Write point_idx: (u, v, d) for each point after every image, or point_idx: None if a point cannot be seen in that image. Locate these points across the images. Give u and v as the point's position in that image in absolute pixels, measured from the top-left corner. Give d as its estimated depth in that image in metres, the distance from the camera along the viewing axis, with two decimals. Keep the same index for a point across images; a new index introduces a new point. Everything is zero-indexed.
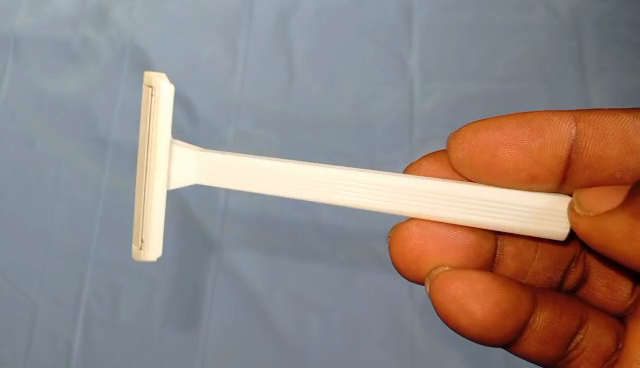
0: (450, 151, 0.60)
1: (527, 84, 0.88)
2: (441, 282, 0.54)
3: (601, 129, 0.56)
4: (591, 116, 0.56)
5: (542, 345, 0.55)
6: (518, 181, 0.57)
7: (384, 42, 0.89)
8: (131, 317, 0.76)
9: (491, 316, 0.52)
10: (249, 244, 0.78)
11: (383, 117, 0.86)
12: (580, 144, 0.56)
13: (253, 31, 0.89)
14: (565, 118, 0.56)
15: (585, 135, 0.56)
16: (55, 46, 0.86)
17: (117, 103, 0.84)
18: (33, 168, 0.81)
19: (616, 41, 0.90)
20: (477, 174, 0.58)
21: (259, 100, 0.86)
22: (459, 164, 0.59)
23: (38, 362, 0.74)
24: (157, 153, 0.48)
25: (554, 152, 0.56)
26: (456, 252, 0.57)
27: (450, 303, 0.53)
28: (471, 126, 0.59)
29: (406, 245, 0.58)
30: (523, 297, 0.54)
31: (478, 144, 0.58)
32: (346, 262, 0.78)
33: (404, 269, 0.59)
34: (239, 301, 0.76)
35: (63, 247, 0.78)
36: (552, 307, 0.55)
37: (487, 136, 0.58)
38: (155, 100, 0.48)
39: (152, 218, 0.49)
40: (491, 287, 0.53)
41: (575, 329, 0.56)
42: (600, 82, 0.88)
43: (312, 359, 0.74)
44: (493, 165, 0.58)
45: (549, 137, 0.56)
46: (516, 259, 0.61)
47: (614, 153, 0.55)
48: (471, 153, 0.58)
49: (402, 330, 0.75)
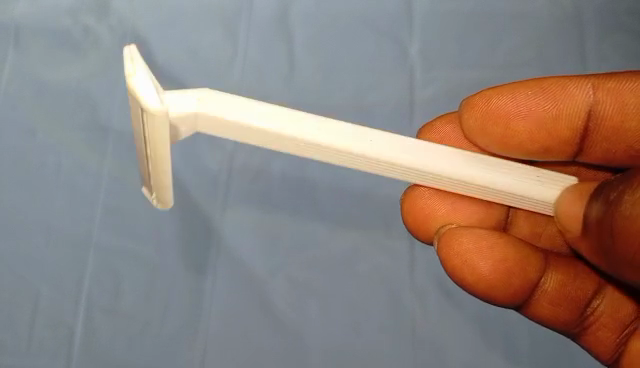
0: (464, 121, 0.64)
1: (526, 71, 0.88)
2: (448, 241, 0.62)
3: (619, 97, 0.62)
4: (609, 83, 0.62)
5: (554, 307, 0.63)
6: (533, 152, 0.64)
7: (385, 28, 0.89)
8: (132, 302, 0.76)
9: (496, 273, 0.61)
10: (250, 230, 0.78)
11: (383, 104, 0.86)
12: (596, 111, 0.62)
13: (253, 18, 0.89)
14: (584, 88, 0.62)
15: (603, 103, 0.62)
16: (56, 34, 0.86)
17: (118, 91, 0.84)
18: (34, 155, 0.81)
19: (616, 28, 0.90)
20: (492, 143, 0.63)
21: (259, 87, 0.86)
22: (474, 134, 0.64)
23: (38, 348, 0.74)
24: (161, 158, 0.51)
25: (568, 120, 0.63)
26: (466, 212, 0.65)
27: (454, 258, 0.61)
28: (484, 94, 0.64)
29: (418, 204, 0.65)
30: (531, 258, 0.62)
31: (493, 112, 0.63)
32: (347, 247, 0.78)
33: (414, 228, 0.67)
34: (241, 286, 0.76)
35: (64, 232, 0.78)
36: (565, 270, 0.64)
37: (503, 104, 0.63)
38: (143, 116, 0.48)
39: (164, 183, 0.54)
40: (494, 245, 0.61)
41: (593, 296, 0.64)
42: (600, 68, 0.88)
43: (313, 343, 0.75)
44: (510, 135, 0.63)
45: (565, 105, 0.63)
46: (531, 222, 0.68)
47: (634, 124, 0.61)
48: (484, 123, 0.63)
49: (402, 315, 0.76)
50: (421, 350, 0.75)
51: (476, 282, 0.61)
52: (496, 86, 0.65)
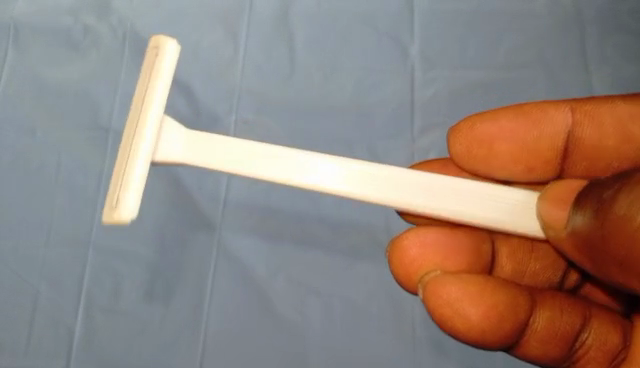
0: (450, 146, 0.65)
1: (527, 72, 0.88)
2: (433, 288, 0.56)
3: (596, 118, 0.62)
4: (587, 106, 0.63)
5: (544, 346, 0.58)
6: (516, 174, 0.64)
7: (386, 28, 0.89)
8: (132, 302, 0.76)
9: (487, 319, 0.55)
10: (250, 231, 0.78)
11: (384, 104, 0.86)
12: (576, 132, 0.63)
13: (254, 18, 0.89)
14: (563, 111, 0.63)
15: (582, 124, 0.63)
16: (55, 32, 0.86)
17: (118, 91, 0.84)
18: (34, 154, 0.81)
19: (617, 28, 0.90)
20: (475, 166, 0.64)
21: (260, 86, 0.86)
22: (461, 158, 0.64)
23: (37, 348, 0.74)
24: (144, 121, 0.54)
25: (550, 142, 0.63)
26: (454, 257, 0.60)
27: (443, 308, 0.55)
28: (466, 120, 0.64)
29: (406, 255, 0.60)
30: (519, 299, 0.56)
31: (478, 137, 0.63)
32: (347, 247, 0.78)
33: (400, 279, 0.62)
34: (241, 286, 0.76)
35: (64, 232, 0.78)
36: (553, 306, 0.59)
37: (485, 128, 0.63)
38: (158, 59, 0.56)
39: (129, 172, 0.53)
40: (483, 289, 0.56)
41: (580, 327, 0.59)
42: (601, 69, 0.88)
43: (312, 343, 0.75)
44: (494, 156, 0.64)
45: (546, 128, 0.63)
46: (511, 259, 0.66)
47: (610, 142, 0.62)
48: (469, 147, 0.64)
49: (402, 317, 0.76)
50: (422, 352, 0.75)
51: (467, 331, 0.55)
52: (480, 111, 0.65)
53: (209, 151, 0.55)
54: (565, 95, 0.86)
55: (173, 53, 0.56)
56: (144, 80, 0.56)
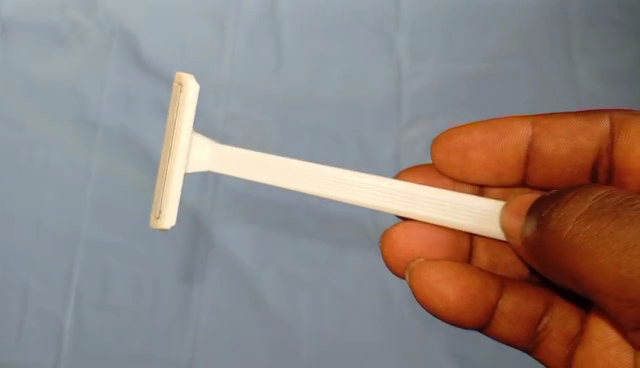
0: (432, 154, 0.72)
1: (514, 64, 0.88)
2: None
3: (553, 132, 0.68)
4: (545, 120, 0.69)
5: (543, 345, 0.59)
6: (486, 178, 0.72)
7: (373, 21, 0.89)
8: (122, 297, 0.76)
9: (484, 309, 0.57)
10: (239, 223, 0.79)
11: (372, 97, 0.86)
12: (536, 143, 0.69)
13: (241, 11, 0.89)
14: (524, 124, 0.69)
15: (540, 136, 0.69)
16: (44, 29, 0.86)
17: (107, 86, 0.85)
18: (23, 150, 0.81)
19: (602, 20, 0.91)
20: (453, 171, 0.72)
21: (248, 81, 0.86)
22: (441, 166, 0.72)
23: (29, 343, 0.74)
24: (177, 145, 0.60)
25: (513, 151, 0.70)
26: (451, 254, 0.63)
27: None
28: (446, 132, 0.72)
29: None
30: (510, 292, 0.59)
31: (454, 147, 0.71)
32: (336, 239, 0.79)
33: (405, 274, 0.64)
34: (231, 279, 0.77)
35: (54, 227, 0.78)
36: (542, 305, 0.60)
37: (460, 139, 0.71)
38: (182, 96, 0.60)
39: (170, 189, 0.60)
40: None
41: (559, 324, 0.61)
42: (586, 61, 0.89)
43: (301, 335, 0.75)
44: (467, 163, 0.71)
45: (510, 140, 0.70)
46: None
47: (563, 153, 0.68)
48: (449, 155, 0.71)
49: (390, 308, 0.77)
50: (409, 342, 0.76)
51: None
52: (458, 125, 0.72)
53: (226, 163, 0.64)
54: (549, 87, 0.87)
55: (194, 89, 0.61)
56: (171, 110, 0.61)
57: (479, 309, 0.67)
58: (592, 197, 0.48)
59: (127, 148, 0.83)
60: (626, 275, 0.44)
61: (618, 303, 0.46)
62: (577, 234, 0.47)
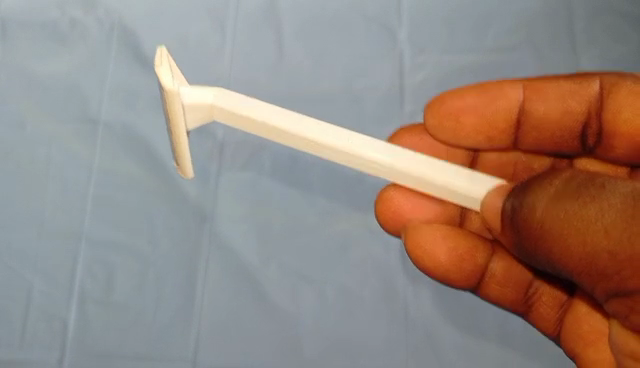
0: (424, 118, 0.71)
1: (517, 55, 0.88)
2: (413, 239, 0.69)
3: (543, 93, 0.68)
4: (536, 83, 0.68)
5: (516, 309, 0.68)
6: (477, 141, 0.71)
7: (375, 14, 0.89)
8: (125, 295, 0.76)
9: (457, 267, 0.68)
10: (242, 219, 0.78)
11: (374, 90, 0.86)
12: (527, 106, 0.69)
13: (241, 6, 0.89)
14: (515, 86, 0.69)
15: (530, 99, 0.68)
16: (42, 26, 0.86)
17: (107, 84, 0.84)
18: (24, 148, 0.81)
19: (605, 9, 0.90)
20: (444, 135, 0.71)
21: (249, 76, 0.86)
22: (432, 129, 0.71)
23: (33, 342, 0.74)
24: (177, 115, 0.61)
25: (505, 114, 0.69)
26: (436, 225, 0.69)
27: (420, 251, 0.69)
28: (438, 96, 0.71)
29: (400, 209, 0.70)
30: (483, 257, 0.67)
31: (446, 110, 0.70)
32: (339, 234, 0.78)
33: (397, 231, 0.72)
34: (234, 275, 0.76)
35: (55, 225, 0.78)
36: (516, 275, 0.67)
37: (451, 103, 0.69)
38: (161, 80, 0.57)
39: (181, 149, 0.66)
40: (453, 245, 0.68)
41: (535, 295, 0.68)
42: (591, 50, 0.88)
43: (307, 330, 0.75)
44: (459, 128, 0.70)
45: (501, 103, 0.69)
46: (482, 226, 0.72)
47: (553, 116, 0.68)
48: (439, 120, 0.70)
49: (395, 301, 0.76)
50: (415, 336, 0.75)
51: (434, 269, 0.69)
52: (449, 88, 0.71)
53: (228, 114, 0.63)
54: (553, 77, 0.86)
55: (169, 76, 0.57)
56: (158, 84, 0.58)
57: (466, 270, 0.69)
58: (556, 181, 0.53)
59: (128, 145, 0.82)
60: (592, 251, 0.49)
61: (589, 280, 0.51)
62: (547, 222, 0.52)
